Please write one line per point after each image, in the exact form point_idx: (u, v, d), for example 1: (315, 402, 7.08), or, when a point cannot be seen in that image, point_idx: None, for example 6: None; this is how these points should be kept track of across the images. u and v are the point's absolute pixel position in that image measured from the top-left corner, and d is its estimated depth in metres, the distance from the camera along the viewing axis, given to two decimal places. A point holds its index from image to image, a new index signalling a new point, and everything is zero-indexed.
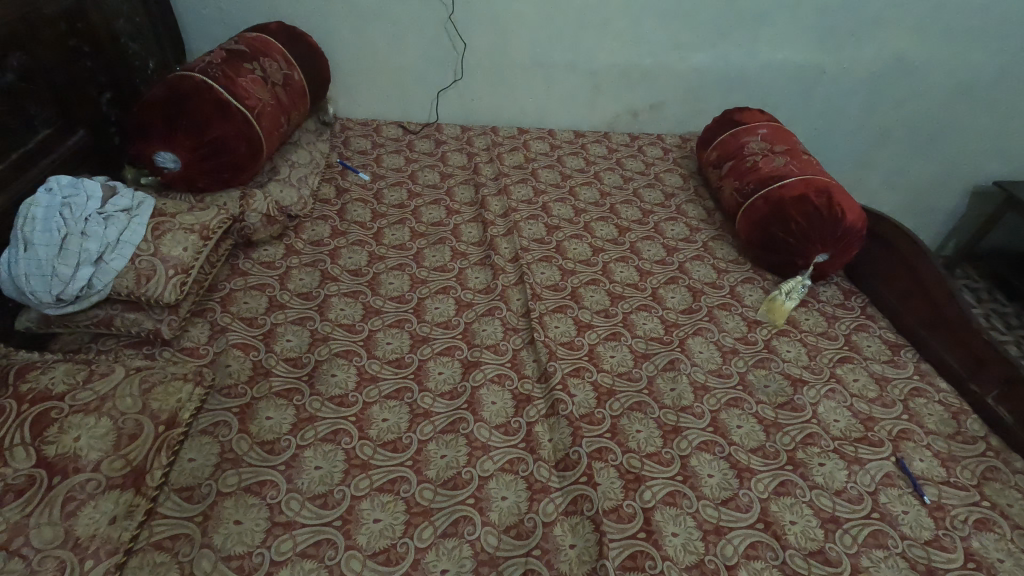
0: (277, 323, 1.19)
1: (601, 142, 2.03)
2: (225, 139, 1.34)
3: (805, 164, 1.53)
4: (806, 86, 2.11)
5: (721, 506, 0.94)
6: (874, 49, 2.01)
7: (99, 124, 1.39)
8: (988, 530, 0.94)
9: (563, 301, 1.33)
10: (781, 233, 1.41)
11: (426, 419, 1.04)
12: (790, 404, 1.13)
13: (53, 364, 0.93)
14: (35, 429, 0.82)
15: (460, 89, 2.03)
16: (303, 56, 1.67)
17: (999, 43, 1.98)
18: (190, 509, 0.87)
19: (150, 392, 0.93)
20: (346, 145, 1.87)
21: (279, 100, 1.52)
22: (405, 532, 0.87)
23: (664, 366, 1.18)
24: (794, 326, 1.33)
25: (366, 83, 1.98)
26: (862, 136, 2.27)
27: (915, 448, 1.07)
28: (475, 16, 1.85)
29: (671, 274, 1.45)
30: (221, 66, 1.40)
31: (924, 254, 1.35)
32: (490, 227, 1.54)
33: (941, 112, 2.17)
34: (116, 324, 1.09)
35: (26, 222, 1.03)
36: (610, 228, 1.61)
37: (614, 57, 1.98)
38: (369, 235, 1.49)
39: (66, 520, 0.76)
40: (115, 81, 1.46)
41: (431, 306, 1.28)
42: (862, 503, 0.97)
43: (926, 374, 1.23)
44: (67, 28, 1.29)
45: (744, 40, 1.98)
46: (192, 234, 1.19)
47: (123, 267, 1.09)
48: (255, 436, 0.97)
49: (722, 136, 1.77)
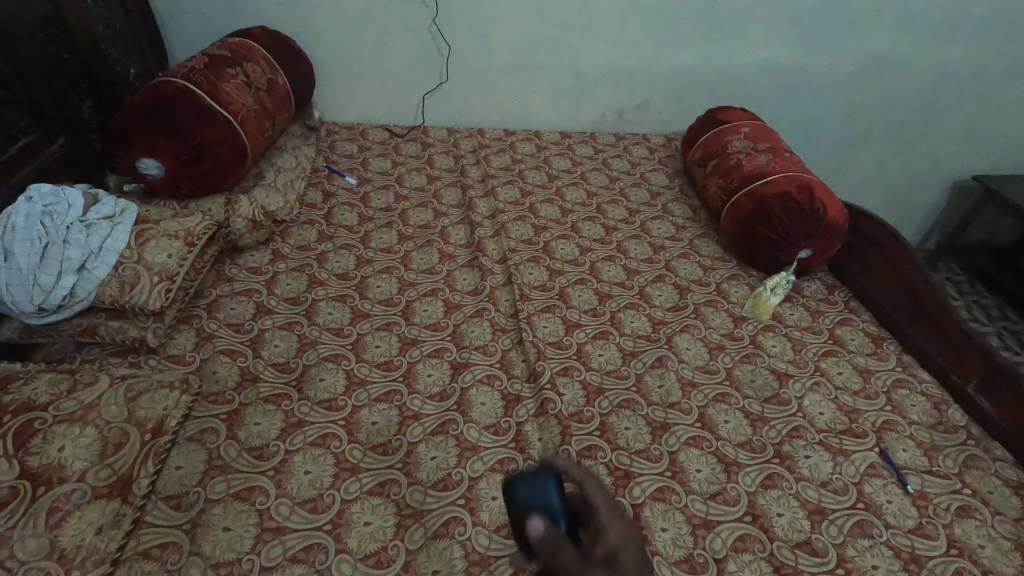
0: (264, 329, 1.19)
1: (587, 142, 2.05)
2: (209, 145, 1.33)
3: (787, 161, 1.55)
4: (787, 85, 2.14)
5: (709, 500, 0.95)
6: (853, 48, 2.05)
7: (80, 131, 1.38)
8: (970, 516, 0.96)
9: (551, 301, 1.33)
10: (765, 230, 1.43)
11: (416, 421, 1.04)
12: (776, 398, 1.14)
13: (37, 375, 0.92)
14: (18, 440, 0.81)
15: (446, 92, 2.03)
16: (287, 61, 1.66)
17: (975, 39, 2.02)
18: (178, 517, 0.86)
19: (136, 400, 0.93)
20: (332, 149, 1.87)
21: (263, 104, 1.51)
22: (397, 535, 0.87)
23: (652, 363, 1.19)
24: (779, 321, 1.35)
25: (352, 87, 1.98)
26: (843, 134, 2.30)
27: (898, 439, 1.08)
28: (460, 19, 1.85)
29: (658, 272, 1.46)
30: (204, 72, 1.39)
31: (904, 248, 1.37)
32: (478, 229, 1.54)
33: (919, 109, 2.22)
34: (100, 332, 1.08)
35: (6, 231, 1.03)
36: (597, 228, 1.62)
37: (598, 58, 2.00)
38: (356, 239, 1.49)
39: (51, 531, 0.75)
40: (96, 88, 1.44)
41: (420, 308, 1.29)
42: (848, 493, 0.98)
43: (908, 366, 1.25)
44: (46, 35, 1.28)
45: (727, 39, 2.00)
46: (177, 240, 1.18)
47: (107, 275, 1.08)
48: (243, 442, 0.97)
49: (705, 135, 1.79)
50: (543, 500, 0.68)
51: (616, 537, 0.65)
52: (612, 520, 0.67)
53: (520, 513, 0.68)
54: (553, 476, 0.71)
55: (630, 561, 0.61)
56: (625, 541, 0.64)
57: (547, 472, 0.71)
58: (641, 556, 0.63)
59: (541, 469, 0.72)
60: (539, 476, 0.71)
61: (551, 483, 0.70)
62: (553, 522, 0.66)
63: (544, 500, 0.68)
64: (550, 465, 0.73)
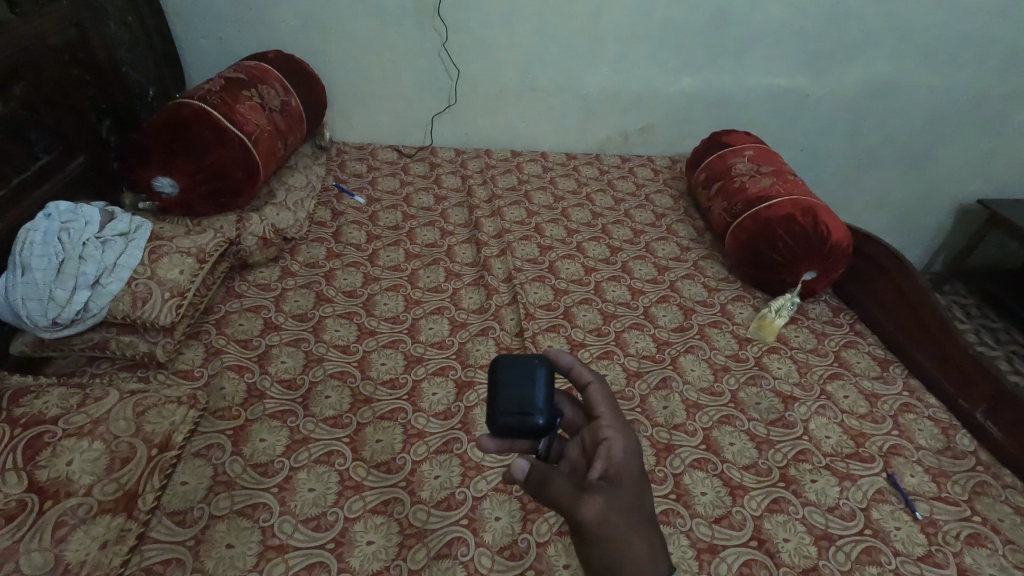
0: (271, 345, 1.20)
1: (593, 164, 2.08)
2: (224, 164, 1.36)
3: (790, 184, 1.56)
4: (790, 110, 2.18)
5: (714, 524, 0.94)
6: (855, 74, 2.08)
7: (99, 149, 1.42)
8: (980, 545, 0.94)
9: (556, 320, 1.34)
10: (770, 252, 1.44)
11: (420, 440, 1.04)
12: (781, 420, 1.14)
13: (48, 389, 0.93)
14: (28, 453, 0.82)
15: (454, 114, 2.07)
16: (301, 83, 1.71)
17: (976, 67, 2.05)
18: (181, 533, 0.86)
19: (145, 414, 0.93)
20: (342, 168, 1.90)
21: (276, 125, 1.55)
22: (399, 554, 0.86)
23: (657, 384, 1.19)
24: (783, 343, 1.35)
25: (363, 108, 2.03)
26: (847, 158, 2.33)
27: (906, 464, 1.07)
28: (469, 44, 1.90)
29: (663, 293, 1.47)
30: (221, 94, 1.44)
31: (908, 270, 1.37)
32: (484, 248, 1.56)
33: (922, 134, 2.24)
34: (111, 347, 1.10)
35: (25, 246, 1.05)
36: (602, 248, 1.63)
37: (604, 82, 2.04)
38: (363, 257, 1.51)
39: (56, 545, 0.76)
40: (115, 108, 1.49)
41: (426, 326, 1.30)
42: (855, 519, 0.97)
43: (915, 390, 1.25)
44: (70, 58, 1.32)
45: (731, 65, 2.04)
46: (189, 257, 1.20)
47: (120, 291, 1.10)
48: (248, 459, 0.97)
49: (709, 157, 1.81)
50: (527, 396, 0.69)
51: (617, 450, 0.69)
52: (612, 429, 0.72)
53: (503, 399, 0.69)
54: (541, 373, 0.70)
55: (629, 476, 0.66)
56: (625, 455, 0.69)
57: (537, 364, 0.71)
58: (638, 463, 0.69)
59: (531, 361, 0.71)
60: (529, 368, 0.71)
61: (539, 377, 0.71)
62: (534, 418, 0.68)
63: (529, 396, 0.69)
64: (543, 358, 0.73)
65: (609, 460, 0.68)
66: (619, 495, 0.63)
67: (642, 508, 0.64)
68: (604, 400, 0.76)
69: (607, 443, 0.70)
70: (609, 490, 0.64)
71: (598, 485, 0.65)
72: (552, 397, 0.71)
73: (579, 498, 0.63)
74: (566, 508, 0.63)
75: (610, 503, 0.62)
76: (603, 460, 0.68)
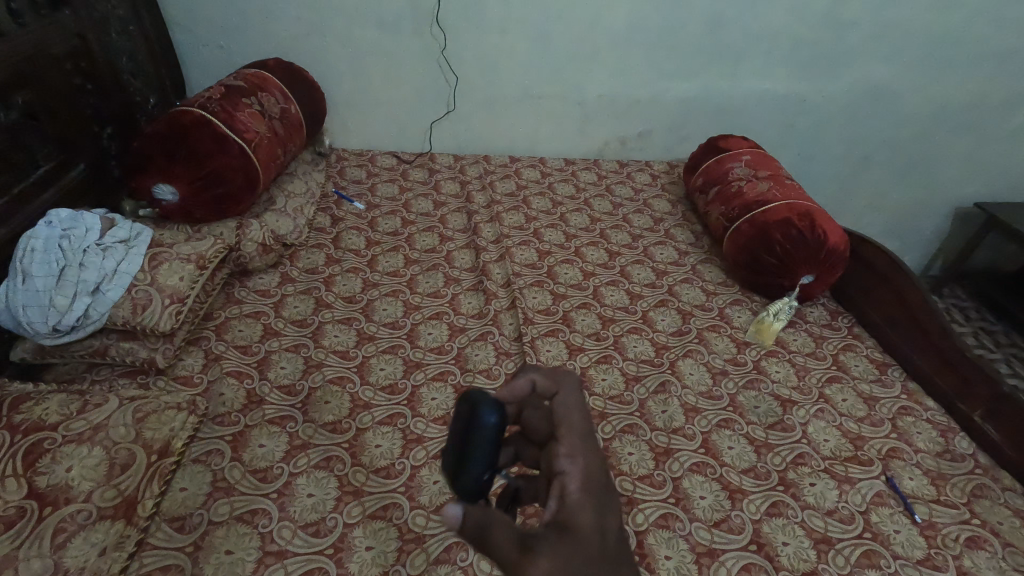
0: (271, 350, 1.21)
1: (591, 169, 2.09)
2: (223, 170, 1.37)
3: (787, 189, 1.57)
4: (786, 115, 2.19)
5: (713, 528, 0.94)
6: (850, 79, 2.10)
7: (100, 157, 1.43)
8: (980, 548, 0.94)
9: (554, 325, 1.34)
10: (767, 255, 1.44)
11: (419, 445, 1.04)
12: (780, 424, 1.14)
13: (48, 395, 0.94)
14: (27, 460, 0.83)
15: (453, 120, 2.09)
16: (300, 91, 1.72)
17: (971, 71, 2.07)
18: (181, 539, 0.86)
19: (144, 420, 0.94)
20: (342, 174, 1.91)
21: (276, 132, 1.56)
22: (398, 560, 0.86)
23: (655, 388, 1.20)
24: (782, 347, 1.35)
25: (362, 115, 2.04)
26: (844, 163, 2.34)
27: (905, 467, 1.07)
28: (467, 51, 1.92)
29: (662, 297, 1.48)
30: (220, 102, 1.45)
31: (906, 273, 1.38)
32: (483, 253, 1.57)
33: (918, 137, 2.25)
34: (111, 353, 1.10)
35: (25, 254, 1.06)
36: (600, 253, 1.64)
37: (602, 88, 2.05)
38: (363, 262, 1.51)
39: (56, 552, 0.76)
40: (116, 117, 1.50)
41: (425, 331, 1.30)
42: (854, 523, 0.97)
43: (914, 394, 1.25)
44: (71, 67, 1.34)
45: (727, 70, 2.06)
46: (189, 264, 1.21)
47: (120, 297, 1.11)
48: (248, 464, 0.98)
49: (707, 162, 1.82)
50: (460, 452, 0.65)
51: (572, 487, 0.60)
52: (569, 457, 0.64)
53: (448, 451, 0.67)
54: (474, 426, 0.64)
55: (583, 518, 0.57)
56: (581, 494, 0.60)
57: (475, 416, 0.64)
58: (598, 497, 0.60)
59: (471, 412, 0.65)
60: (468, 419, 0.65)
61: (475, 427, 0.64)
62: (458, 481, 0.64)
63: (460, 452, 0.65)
64: (490, 403, 0.65)
65: (562, 500, 0.59)
66: (569, 546, 0.54)
67: (599, 561, 0.54)
68: (566, 420, 0.68)
69: (561, 477, 0.62)
70: (559, 542, 0.54)
71: (545, 537, 0.55)
72: (487, 453, 0.64)
73: (522, 559, 0.53)
74: (509, 567, 0.53)
75: (559, 560, 0.53)
76: (556, 499, 0.60)
